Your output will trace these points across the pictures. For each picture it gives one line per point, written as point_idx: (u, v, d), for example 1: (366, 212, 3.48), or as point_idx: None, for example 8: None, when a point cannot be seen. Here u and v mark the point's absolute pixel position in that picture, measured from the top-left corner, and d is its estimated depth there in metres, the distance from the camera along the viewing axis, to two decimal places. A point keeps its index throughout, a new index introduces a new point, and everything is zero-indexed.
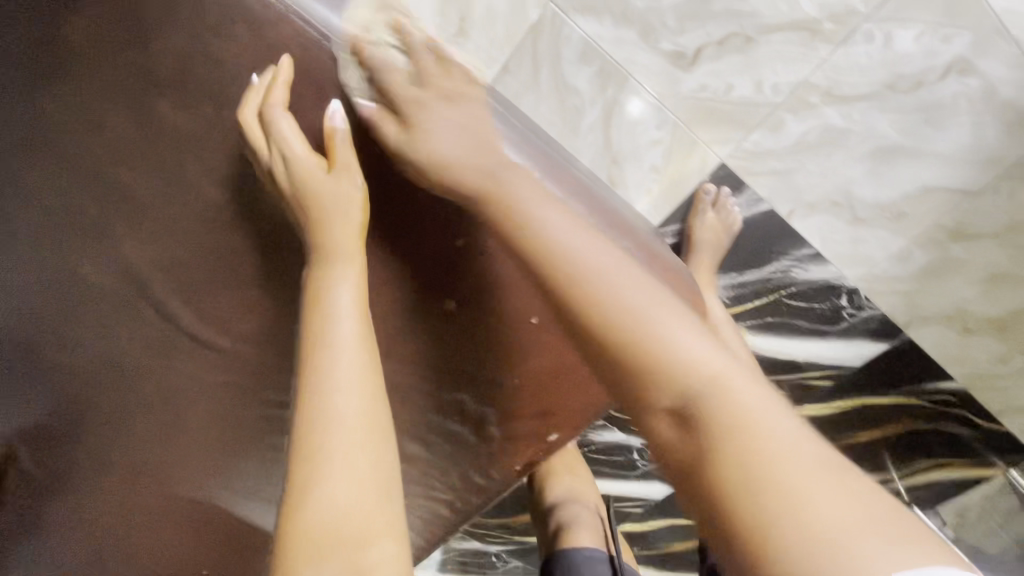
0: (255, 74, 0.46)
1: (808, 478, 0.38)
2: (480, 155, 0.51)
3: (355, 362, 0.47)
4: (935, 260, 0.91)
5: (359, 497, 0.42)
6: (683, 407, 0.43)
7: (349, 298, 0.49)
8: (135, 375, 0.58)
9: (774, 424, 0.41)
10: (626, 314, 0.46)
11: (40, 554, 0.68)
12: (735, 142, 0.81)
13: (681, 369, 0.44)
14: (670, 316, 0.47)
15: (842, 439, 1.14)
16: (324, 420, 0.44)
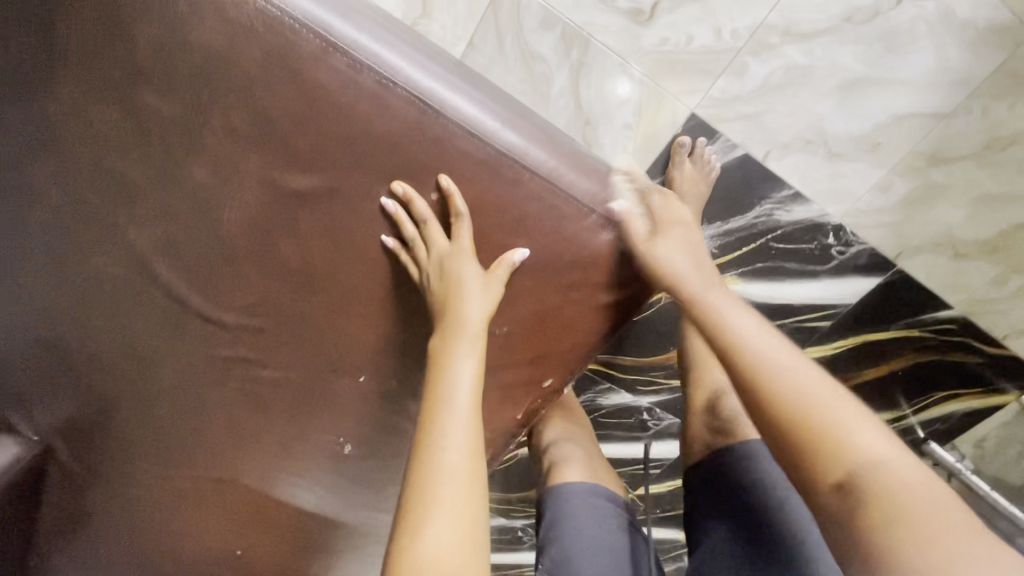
0: (387, 197, 0.52)
1: (945, 531, 0.38)
2: (439, 111, 0.49)
3: (466, 436, 0.47)
4: (918, 187, 0.92)
5: (461, 528, 0.43)
6: (849, 480, 0.42)
7: (471, 360, 0.51)
8: (152, 357, 0.63)
9: (931, 490, 0.41)
10: (799, 377, 0.47)
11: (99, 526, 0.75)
12: (702, 92, 0.83)
13: (849, 440, 0.43)
14: (834, 397, 0.46)
15: (848, 379, 1.15)
16: (438, 454, 0.46)
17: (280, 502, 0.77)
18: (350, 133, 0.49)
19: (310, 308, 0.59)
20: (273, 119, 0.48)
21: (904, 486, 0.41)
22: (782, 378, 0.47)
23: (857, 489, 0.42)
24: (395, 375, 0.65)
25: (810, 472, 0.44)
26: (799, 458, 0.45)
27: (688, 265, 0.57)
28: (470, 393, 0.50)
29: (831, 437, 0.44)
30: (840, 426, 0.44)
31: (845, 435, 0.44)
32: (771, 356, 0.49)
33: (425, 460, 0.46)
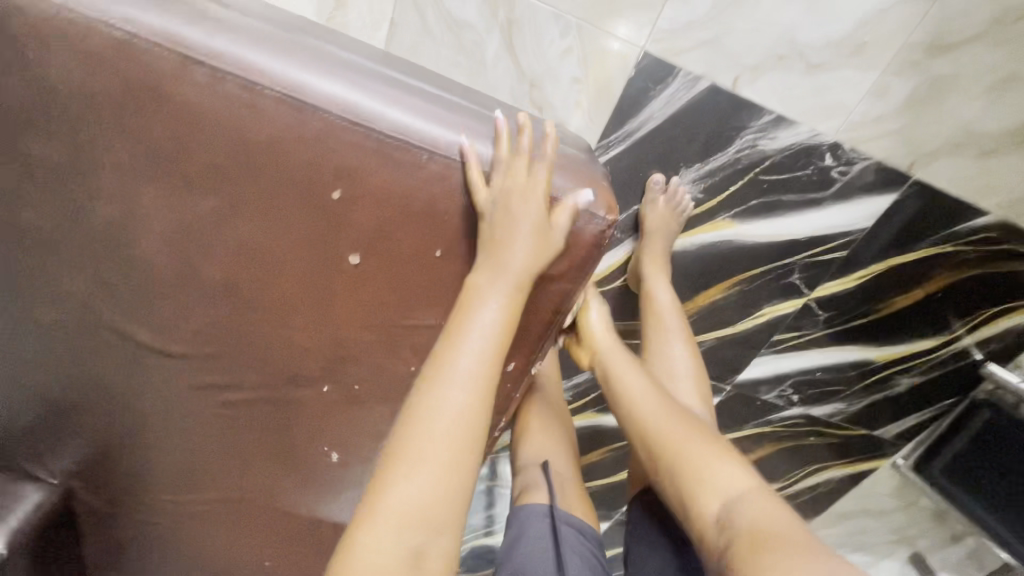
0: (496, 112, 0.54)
1: (786, 549, 0.46)
2: (314, 106, 0.46)
3: (464, 399, 0.52)
4: (922, 83, 0.80)
5: (433, 483, 0.49)
6: (720, 506, 0.55)
7: (493, 312, 0.54)
8: (131, 395, 0.65)
9: (779, 518, 0.51)
10: (679, 432, 0.65)
11: (134, 550, 0.81)
12: (650, 25, 0.76)
13: (715, 475, 0.58)
14: (703, 446, 0.62)
15: (881, 309, 1.05)
16: (434, 412, 0.51)
17: (288, 515, 0.79)
18: (229, 144, 0.47)
19: (255, 327, 0.59)
20: (155, 147, 0.47)
21: (753, 512, 0.52)
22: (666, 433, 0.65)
23: (726, 517, 0.54)
24: (356, 381, 0.64)
25: (695, 509, 0.57)
26: (685, 494, 0.59)
27: (606, 334, 0.82)
28: (477, 352, 0.53)
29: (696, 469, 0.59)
30: (707, 465, 0.59)
31: (713, 472, 0.58)
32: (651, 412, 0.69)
33: (418, 415, 0.51)
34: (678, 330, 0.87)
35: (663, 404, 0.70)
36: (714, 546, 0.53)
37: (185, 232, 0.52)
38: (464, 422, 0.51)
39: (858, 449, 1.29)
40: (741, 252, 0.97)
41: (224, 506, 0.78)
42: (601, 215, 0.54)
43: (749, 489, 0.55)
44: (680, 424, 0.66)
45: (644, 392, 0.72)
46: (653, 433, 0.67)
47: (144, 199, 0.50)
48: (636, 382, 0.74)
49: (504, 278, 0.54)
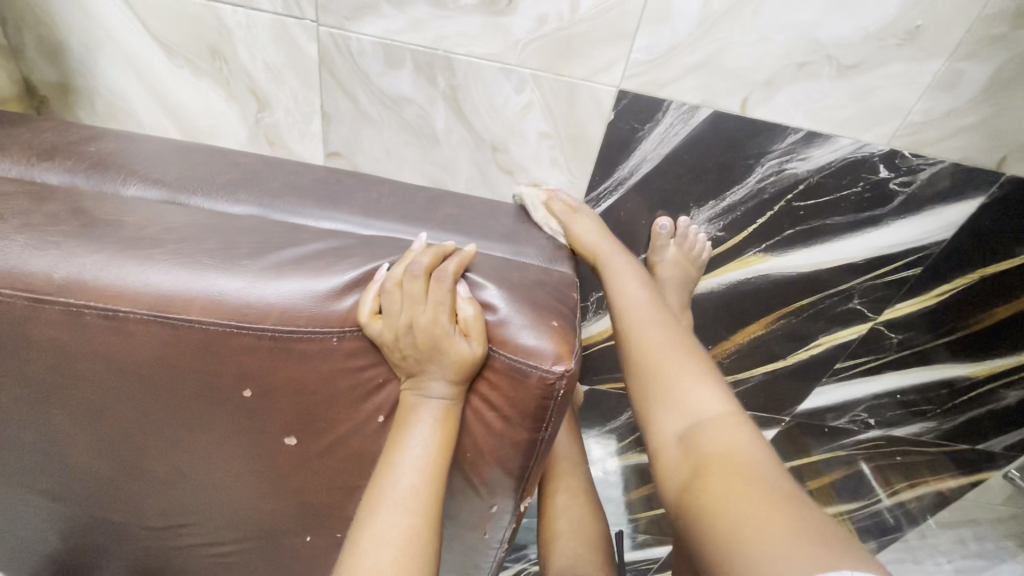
0: (386, 263, 0.45)
1: (765, 500, 0.38)
2: (190, 319, 0.40)
3: (408, 524, 0.42)
4: (1010, 61, 0.60)
5: None
6: (690, 429, 0.47)
7: (425, 431, 0.44)
8: (124, 556, 0.65)
9: (745, 446, 0.43)
10: (669, 348, 0.54)
11: None
12: (622, 61, 0.61)
13: (685, 390, 0.50)
14: (685, 361, 0.53)
15: (973, 324, 0.85)
16: (370, 544, 0.41)
17: None
18: (114, 368, 0.42)
19: (216, 500, 0.56)
20: (42, 381, 0.43)
21: (719, 442, 0.44)
22: (649, 343, 0.55)
23: (691, 445, 0.46)
24: (337, 530, 0.59)
25: (656, 431, 0.50)
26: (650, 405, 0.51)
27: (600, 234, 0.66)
28: (419, 468, 0.44)
29: (668, 386, 0.51)
30: (683, 386, 0.50)
31: (687, 391, 0.50)
32: (638, 318, 0.58)
33: (359, 543, 0.42)
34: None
35: (656, 311, 0.59)
36: (675, 477, 0.45)
37: (111, 440, 0.48)
38: (410, 554, 0.41)
39: (957, 462, 1.10)
40: (782, 284, 0.81)
41: None
42: (547, 364, 0.43)
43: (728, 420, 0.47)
44: (668, 338, 0.55)
45: (638, 303, 0.60)
46: (640, 347, 0.55)
47: (56, 419, 0.46)
48: (628, 287, 0.62)
49: (440, 448, 0.44)
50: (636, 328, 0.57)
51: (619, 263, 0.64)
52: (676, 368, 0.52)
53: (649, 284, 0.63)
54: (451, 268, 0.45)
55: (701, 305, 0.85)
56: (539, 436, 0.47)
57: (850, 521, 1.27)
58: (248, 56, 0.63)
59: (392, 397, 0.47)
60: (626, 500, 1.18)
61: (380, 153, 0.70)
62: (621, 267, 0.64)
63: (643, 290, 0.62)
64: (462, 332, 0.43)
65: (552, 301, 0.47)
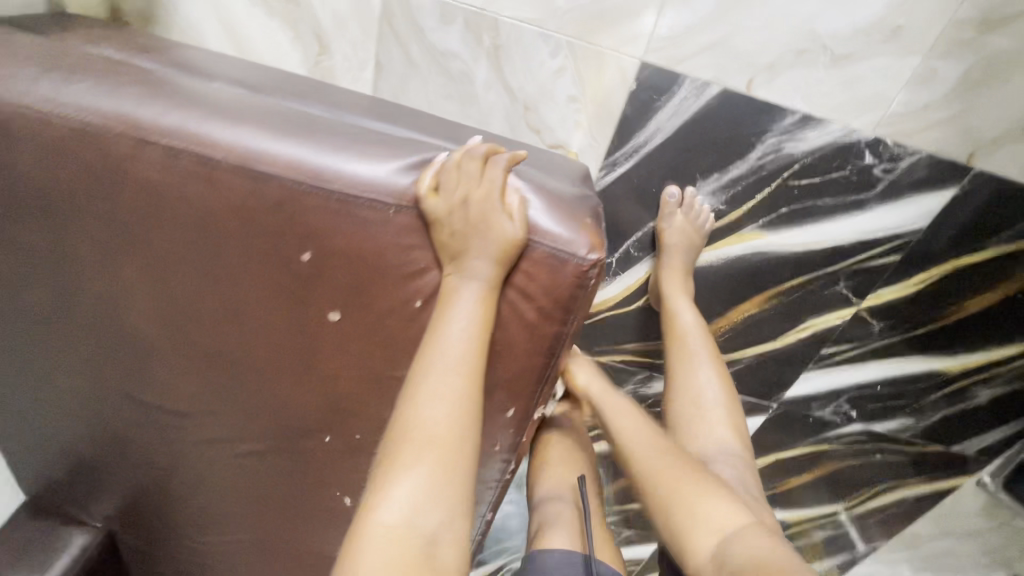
0: (442, 152, 0.52)
1: None
2: (274, 174, 0.46)
3: (454, 383, 0.50)
4: (976, 65, 0.70)
5: (441, 472, 0.47)
6: (719, 549, 0.51)
7: (469, 305, 0.50)
8: (144, 447, 0.68)
9: (771, 551, 0.48)
10: (672, 474, 0.60)
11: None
12: (647, 35, 0.70)
13: (704, 511, 0.55)
14: (698, 486, 0.58)
15: (948, 315, 0.92)
16: (423, 403, 0.49)
17: (312, 554, 0.81)
18: (194, 216, 0.47)
19: (247, 385, 0.59)
20: (125, 225, 0.48)
21: (746, 551, 0.49)
22: (656, 480, 0.61)
23: (722, 562, 0.50)
24: (356, 430, 0.63)
25: (689, 557, 0.54)
26: (674, 532, 0.56)
27: (595, 380, 0.79)
28: (466, 337, 0.50)
29: (684, 510, 0.56)
30: (697, 507, 0.56)
31: (704, 510, 0.55)
32: (642, 450, 0.66)
33: (415, 398, 0.50)
34: (704, 353, 0.80)
35: (657, 441, 0.67)
36: None
37: (170, 300, 0.53)
38: (458, 408, 0.50)
39: (930, 466, 1.16)
40: (775, 263, 0.89)
41: (239, 541, 0.81)
42: (582, 252, 0.49)
43: (748, 529, 0.52)
44: (670, 464, 0.62)
45: (641, 436, 0.68)
46: (649, 477, 0.62)
47: (124, 270, 0.51)
48: (626, 424, 0.71)
49: (480, 322, 0.50)
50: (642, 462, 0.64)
51: (617, 410, 0.74)
52: (689, 492, 0.57)
53: (642, 418, 0.72)
54: (505, 162, 0.52)
55: (701, 280, 0.92)
56: (563, 329, 0.53)
57: (819, 530, 1.31)
58: (318, 3, 0.71)
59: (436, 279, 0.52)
60: (613, 484, 1.21)
61: (422, 104, 0.78)
62: (619, 411, 0.74)
63: (640, 424, 0.71)
64: (507, 216, 0.50)
65: (586, 207, 0.53)
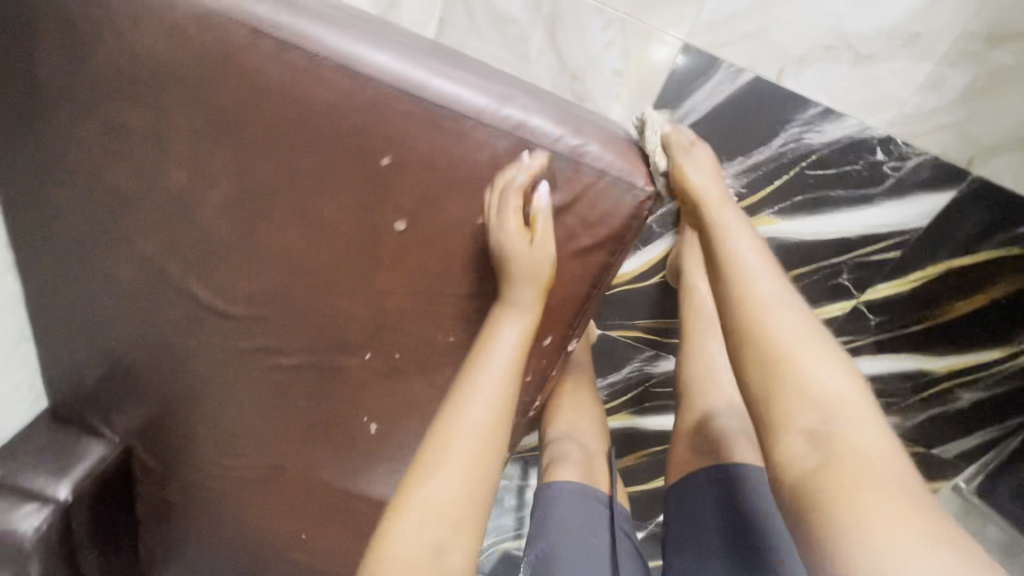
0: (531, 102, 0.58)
1: (893, 505, 0.41)
2: (370, 78, 0.51)
3: (492, 396, 0.53)
4: (981, 76, 0.78)
5: (465, 481, 0.49)
6: (817, 427, 0.47)
7: (515, 330, 0.56)
8: (184, 353, 0.70)
9: (878, 454, 0.45)
10: (790, 324, 0.53)
11: (186, 503, 0.88)
12: (692, 19, 0.77)
13: (811, 376, 0.50)
14: (816, 346, 0.52)
15: (937, 314, 1.00)
16: (460, 411, 0.52)
17: (328, 484, 0.83)
18: (290, 110, 0.52)
19: (302, 290, 0.63)
20: (226, 113, 0.52)
21: (859, 444, 0.45)
22: (769, 316, 0.54)
23: (823, 439, 0.46)
24: (397, 349, 0.67)
25: (779, 420, 0.49)
26: (770, 378, 0.51)
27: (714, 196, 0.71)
28: (509, 356, 0.55)
29: (791, 364, 0.51)
30: (810, 371, 0.50)
31: (813, 373, 0.50)
32: (757, 279, 0.58)
33: (452, 406, 0.53)
34: None
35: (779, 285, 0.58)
36: (792, 468, 0.47)
37: (248, 195, 0.57)
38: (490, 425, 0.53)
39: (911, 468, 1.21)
40: (785, 249, 0.95)
41: (255, 467, 0.83)
42: (640, 184, 0.54)
43: (859, 414, 0.48)
44: (790, 310, 0.55)
45: (756, 270, 0.59)
46: (754, 329, 0.54)
47: (212, 159, 0.55)
48: (743, 251, 0.63)
49: (522, 347, 0.56)
50: (757, 292, 0.57)
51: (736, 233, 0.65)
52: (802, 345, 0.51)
53: (760, 250, 0.64)
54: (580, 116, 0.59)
55: None
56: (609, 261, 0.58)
57: None
58: None
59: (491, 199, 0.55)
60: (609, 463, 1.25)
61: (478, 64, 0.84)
62: (737, 235, 0.65)
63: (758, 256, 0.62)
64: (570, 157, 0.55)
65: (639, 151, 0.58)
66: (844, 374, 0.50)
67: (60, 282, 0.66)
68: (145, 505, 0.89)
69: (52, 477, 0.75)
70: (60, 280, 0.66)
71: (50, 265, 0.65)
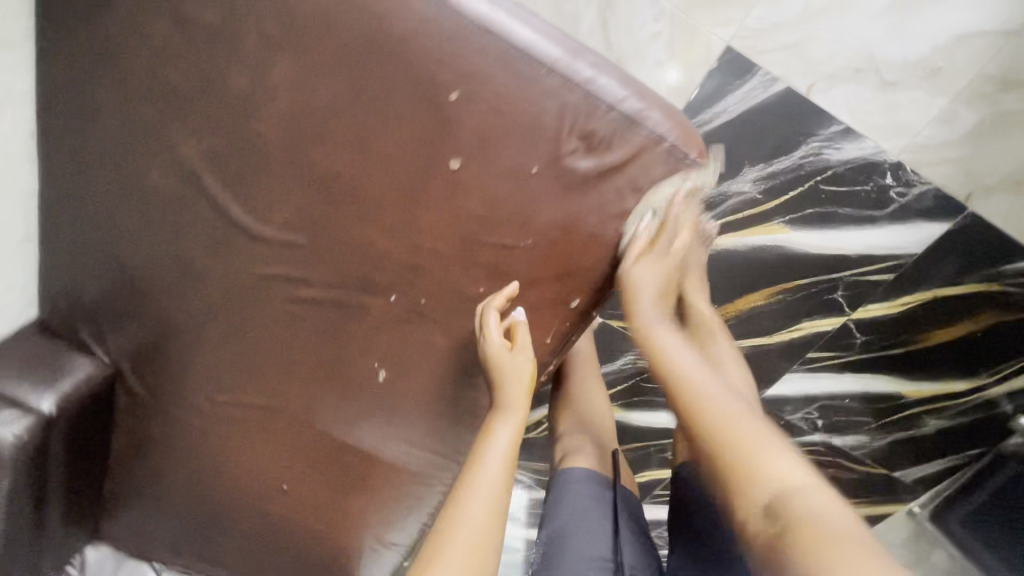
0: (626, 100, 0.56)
1: (847, 547, 0.44)
2: (452, 8, 0.51)
3: (492, 485, 0.59)
4: (989, 117, 0.84)
5: (468, 565, 0.54)
6: (771, 500, 0.51)
7: (509, 433, 0.63)
8: (199, 273, 0.68)
9: (830, 510, 0.48)
10: (729, 415, 0.59)
11: (165, 439, 0.84)
12: (737, 22, 0.82)
13: (758, 457, 0.54)
14: (755, 429, 0.57)
15: (917, 340, 1.06)
16: (464, 506, 0.57)
17: (320, 432, 0.81)
18: (369, 30, 0.53)
19: (340, 219, 0.62)
20: (304, 21, 0.53)
21: (808, 505, 0.49)
22: (709, 411, 0.59)
23: (777, 509, 0.50)
24: (424, 294, 0.66)
25: (740, 503, 0.53)
26: (725, 470, 0.55)
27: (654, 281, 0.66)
28: (504, 452, 0.61)
29: (735, 450, 0.55)
30: (753, 452, 0.55)
31: (758, 454, 0.54)
32: (691, 376, 0.64)
33: (457, 499, 0.58)
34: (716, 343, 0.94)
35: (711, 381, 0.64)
36: (762, 538, 0.50)
37: (308, 110, 0.57)
38: (490, 512, 0.58)
39: (872, 490, 1.27)
40: (789, 260, 0.99)
41: (246, 407, 0.80)
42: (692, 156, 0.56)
43: (806, 483, 0.51)
44: (722, 403, 0.61)
45: (687, 365, 0.66)
46: (704, 417, 0.59)
47: (279, 67, 0.55)
48: (679, 354, 0.67)
49: (513, 444, 0.63)
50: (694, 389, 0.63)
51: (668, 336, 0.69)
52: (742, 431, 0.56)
53: (693, 353, 0.69)
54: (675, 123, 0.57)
55: (722, 262, 1.00)
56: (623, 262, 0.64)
57: None
58: None
59: (548, 151, 0.56)
60: None
61: None
62: (670, 338, 0.69)
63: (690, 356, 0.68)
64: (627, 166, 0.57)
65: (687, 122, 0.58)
66: (786, 452, 0.55)
67: (83, 178, 0.64)
68: (121, 436, 0.85)
69: (36, 388, 0.71)
70: (83, 176, 0.64)
71: (77, 159, 0.63)
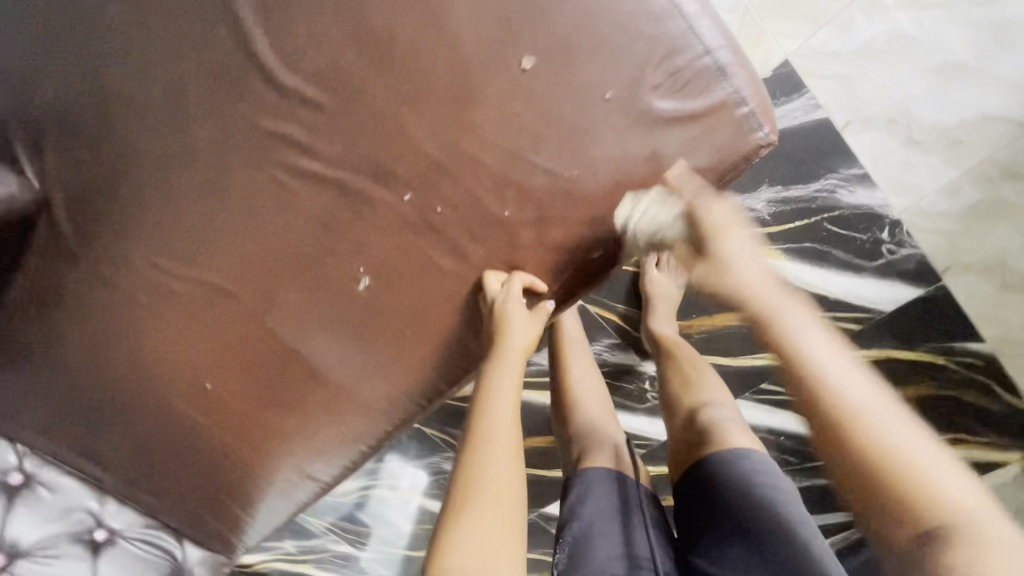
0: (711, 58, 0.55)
1: None
2: None
3: (506, 424, 0.53)
4: (982, 202, 0.89)
5: (497, 518, 0.47)
6: (939, 529, 0.39)
7: (510, 373, 0.58)
8: (190, 110, 0.58)
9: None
10: (872, 414, 0.44)
11: (74, 301, 0.70)
12: (803, 38, 0.84)
13: (923, 480, 0.40)
14: (914, 437, 0.43)
15: None
16: (486, 456, 0.50)
17: (268, 335, 0.71)
18: None
19: (377, 92, 0.55)
20: None
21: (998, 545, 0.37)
22: (848, 405, 0.44)
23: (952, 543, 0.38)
24: (442, 203, 0.60)
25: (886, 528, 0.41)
26: (870, 486, 0.42)
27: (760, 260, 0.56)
28: (510, 387, 0.57)
29: (890, 465, 0.41)
30: (913, 471, 0.41)
31: (923, 473, 0.41)
32: (822, 360, 0.47)
33: (471, 444, 0.52)
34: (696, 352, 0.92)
35: (844, 364, 0.48)
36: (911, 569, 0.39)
37: None
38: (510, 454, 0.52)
39: None
40: None
41: (188, 285, 0.68)
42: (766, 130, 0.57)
43: (986, 517, 0.39)
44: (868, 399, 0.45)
45: (823, 354, 0.48)
46: (823, 388, 0.46)
47: None
48: (814, 348, 0.48)
49: (516, 373, 0.58)
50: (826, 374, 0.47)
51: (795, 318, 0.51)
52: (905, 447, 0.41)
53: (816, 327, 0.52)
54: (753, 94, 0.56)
55: None
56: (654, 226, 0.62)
57: None
58: None
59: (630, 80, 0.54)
60: None
61: None
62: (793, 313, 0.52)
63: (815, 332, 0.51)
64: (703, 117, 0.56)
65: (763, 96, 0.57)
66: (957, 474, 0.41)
67: None
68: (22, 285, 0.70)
69: None
70: None
71: None
